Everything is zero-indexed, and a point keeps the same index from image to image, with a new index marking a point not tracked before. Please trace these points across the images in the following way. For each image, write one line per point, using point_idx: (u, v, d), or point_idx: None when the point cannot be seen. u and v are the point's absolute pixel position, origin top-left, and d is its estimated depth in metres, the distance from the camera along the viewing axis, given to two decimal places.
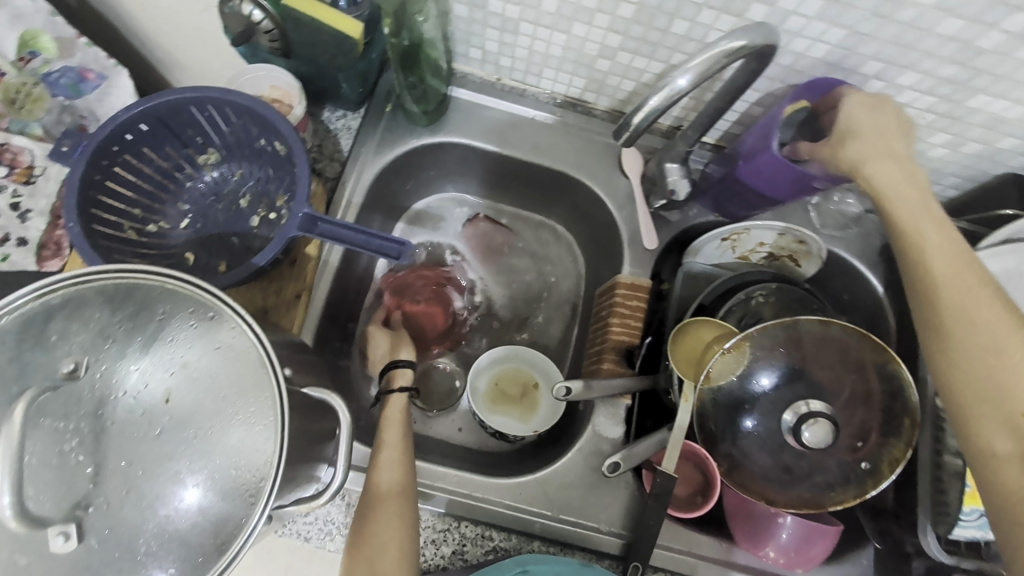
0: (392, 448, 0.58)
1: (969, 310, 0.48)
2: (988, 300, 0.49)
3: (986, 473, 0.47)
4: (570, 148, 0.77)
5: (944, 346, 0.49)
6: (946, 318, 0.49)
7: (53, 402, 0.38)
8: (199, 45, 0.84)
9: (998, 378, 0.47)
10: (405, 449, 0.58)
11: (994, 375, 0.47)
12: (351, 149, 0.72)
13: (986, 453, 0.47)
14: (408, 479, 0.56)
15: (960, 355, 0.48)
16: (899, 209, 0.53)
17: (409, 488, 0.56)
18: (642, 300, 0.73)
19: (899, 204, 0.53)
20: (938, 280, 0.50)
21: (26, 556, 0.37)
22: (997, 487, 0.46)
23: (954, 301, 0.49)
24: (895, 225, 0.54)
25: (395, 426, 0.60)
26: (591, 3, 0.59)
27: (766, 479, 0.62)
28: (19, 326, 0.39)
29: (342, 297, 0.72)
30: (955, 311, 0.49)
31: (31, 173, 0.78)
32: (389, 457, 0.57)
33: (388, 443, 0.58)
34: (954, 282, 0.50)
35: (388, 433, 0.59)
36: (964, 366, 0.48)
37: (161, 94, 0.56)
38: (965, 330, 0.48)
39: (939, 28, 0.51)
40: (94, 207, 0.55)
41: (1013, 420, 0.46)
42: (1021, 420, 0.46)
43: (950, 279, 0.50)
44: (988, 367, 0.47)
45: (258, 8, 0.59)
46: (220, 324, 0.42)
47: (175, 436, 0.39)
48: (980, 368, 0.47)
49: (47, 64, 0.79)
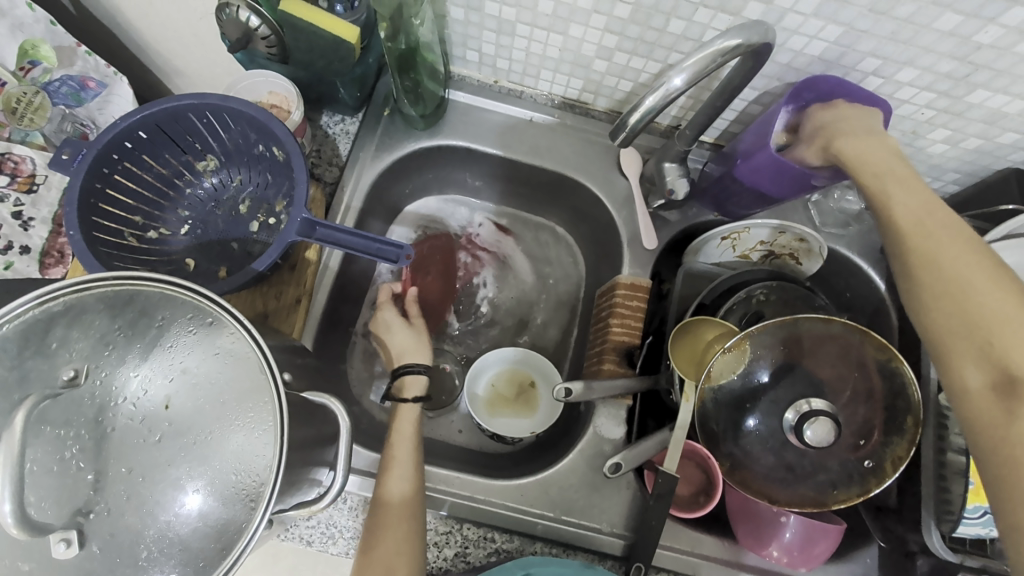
0: (401, 465, 0.58)
1: (934, 251, 0.46)
2: (956, 242, 0.47)
3: (967, 417, 0.43)
4: (568, 148, 0.77)
5: (912, 292, 0.47)
6: (912, 261, 0.47)
7: (54, 410, 0.38)
8: (198, 52, 0.85)
9: (969, 313, 0.44)
10: (415, 467, 0.59)
11: (963, 312, 0.44)
12: (350, 153, 0.72)
13: (966, 394, 0.43)
14: (417, 497, 0.57)
15: (925, 296, 0.46)
16: (868, 170, 0.52)
17: (417, 506, 0.56)
18: (642, 300, 0.73)
19: (862, 173, 0.53)
20: (902, 228, 0.49)
21: (29, 564, 0.37)
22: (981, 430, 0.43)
23: (919, 247, 0.47)
24: (862, 189, 0.53)
25: (406, 441, 0.60)
26: (587, 4, 0.59)
27: (769, 479, 0.62)
28: (18, 334, 0.39)
29: (342, 301, 0.72)
30: (920, 253, 0.47)
31: (33, 181, 0.79)
32: (399, 473, 0.57)
33: (398, 459, 0.59)
34: (916, 233, 0.48)
35: (397, 450, 0.59)
36: (929, 307, 0.46)
37: (159, 101, 0.56)
38: (926, 273, 0.46)
39: (938, 24, 0.51)
40: (94, 214, 0.56)
41: (990, 356, 0.42)
42: (997, 355, 0.42)
43: (919, 229, 0.48)
44: (956, 302, 0.44)
45: (255, 15, 0.58)
46: (219, 330, 0.42)
47: (175, 443, 0.39)
48: (947, 305, 0.45)
49: (48, 73, 0.79)
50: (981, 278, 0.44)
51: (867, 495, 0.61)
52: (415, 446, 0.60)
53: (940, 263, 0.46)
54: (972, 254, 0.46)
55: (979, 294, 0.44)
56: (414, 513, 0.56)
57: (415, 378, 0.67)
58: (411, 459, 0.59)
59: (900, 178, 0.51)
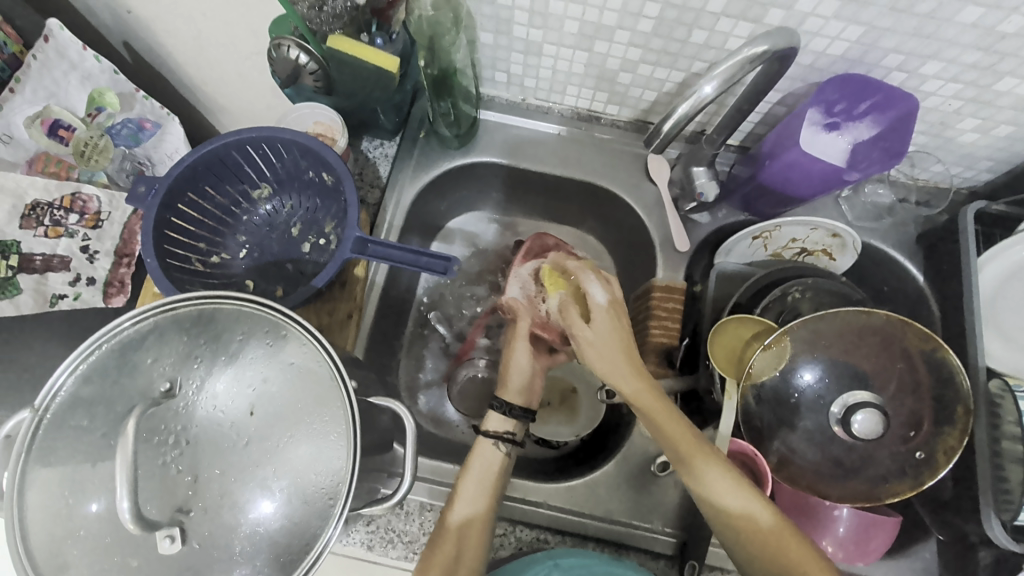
0: (465, 500, 0.57)
1: (749, 525, 0.51)
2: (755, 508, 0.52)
3: (734, 527, 0.52)
4: (597, 158, 0.80)
5: (750, 550, 0.51)
6: (744, 527, 0.52)
7: (158, 415, 0.43)
8: (243, 91, 0.91)
9: (756, 548, 0.51)
10: (478, 503, 0.57)
11: (765, 550, 0.51)
12: (390, 176, 0.76)
13: (719, 507, 0.53)
14: (477, 534, 0.55)
15: (745, 536, 0.52)
16: (675, 434, 0.56)
17: (478, 541, 0.55)
18: (677, 302, 0.76)
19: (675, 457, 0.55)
20: (730, 510, 0.52)
21: (137, 560, 0.41)
22: (754, 543, 0.51)
23: (731, 528, 0.52)
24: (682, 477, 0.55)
25: (474, 473, 0.59)
26: (611, 21, 0.62)
27: (817, 475, 0.63)
28: (117, 350, 0.44)
29: (388, 314, 0.76)
30: (741, 517, 0.52)
31: (99, 218, 0.85)
32: (460, 509, 0.56)
33: (464, 492, 0.57)
34: (737, 513, 0.52)
35: (464, 482, 0.58)
36: (749, 547, 0.51)
37: (218, 137, 0.61)
38: (747, 547, 0.51)
39: (959, 17, 0.52)
40: (167, 243, 0.60)
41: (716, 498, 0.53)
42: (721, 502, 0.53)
43: (731, 512, 0.52)
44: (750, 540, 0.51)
45: (304, 53, 0.64)
46: (291, 341, 0.45)
47: (259, 446, 0.43)
48: (751, 541, 0.51)
49: (111, 117, 0.86)
50: (758, 518, 0.51)
51: (922, 487, 0.61)
52: (481, 479, 0.59)
53: (748, 526, 0.51)
54: (765, 517, 0.52)
55: (754, 521, 0.51)
56: (472, 551, 0.54)
57: (500, 414, 0.63)
58: (475, 496, 0.57)
59: (697, 446, 0.55)
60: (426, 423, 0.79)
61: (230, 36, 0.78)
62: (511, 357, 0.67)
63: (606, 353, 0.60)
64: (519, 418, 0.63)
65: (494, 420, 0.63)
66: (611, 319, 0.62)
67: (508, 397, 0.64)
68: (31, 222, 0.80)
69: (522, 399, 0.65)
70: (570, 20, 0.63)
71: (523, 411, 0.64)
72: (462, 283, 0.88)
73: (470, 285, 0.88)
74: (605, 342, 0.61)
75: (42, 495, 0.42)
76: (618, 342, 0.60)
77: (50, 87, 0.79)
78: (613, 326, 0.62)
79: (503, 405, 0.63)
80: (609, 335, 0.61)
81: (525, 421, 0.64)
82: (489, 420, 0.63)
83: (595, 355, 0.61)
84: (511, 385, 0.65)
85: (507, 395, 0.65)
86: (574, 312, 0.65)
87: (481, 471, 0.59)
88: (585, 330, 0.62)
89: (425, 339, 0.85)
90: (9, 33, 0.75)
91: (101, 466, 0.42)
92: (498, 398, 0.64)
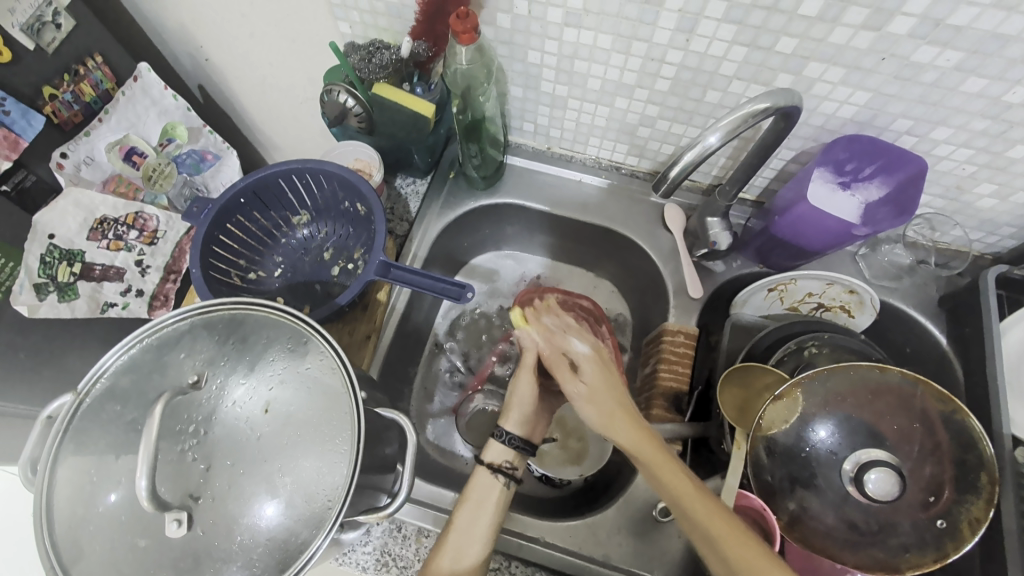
0: (458, 540, 0.55)
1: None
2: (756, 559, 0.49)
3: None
4: (616, 206, 0.84)
5: None
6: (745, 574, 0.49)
7: (183, 404, 0.46)
8: (295, 130, 1.01)
9: None
10: (466, 539, 0.55)
11: None
12: (419, 211, 0.82)
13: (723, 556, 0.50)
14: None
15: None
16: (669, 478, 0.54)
17: None
18: (688, 347, 0.77)
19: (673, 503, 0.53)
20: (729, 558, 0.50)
21: (145, 540, 0.44)
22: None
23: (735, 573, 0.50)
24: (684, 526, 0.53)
25: (470, 510, 0.57)
26: (630, 80, 0.67)
27: (831, 539, 0.59)
28: (157, 344, 0.49)
29: (406, 339, 0.79)
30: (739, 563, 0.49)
31: (155, 236, 0.93)
32: (453, 548, 0.54)
33: (454, 533, 0.56)
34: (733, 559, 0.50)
35: (456, 525, 0.56)
36: None
37: (269, 167, 0.68)
38: None
39: (963, 87, 0.54)
40: (211, 257, 0.66)
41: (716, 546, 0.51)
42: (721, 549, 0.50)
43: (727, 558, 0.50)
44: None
45: (351, 97, 0.70)
46: (312, 349, 0.49)
47: (269, 442, 0.46)
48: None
49: (179, 147, 0.96)
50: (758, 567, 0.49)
51: (945, 561, 0.57)
52: (471, 520, 0.56)
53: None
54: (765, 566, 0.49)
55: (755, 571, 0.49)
56: None
57: (498, 442, 0.61)
58: (471, 529, 0.56)
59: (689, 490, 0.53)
60: (431, 450, 0.81)
61: (291, 82, 0.88)
62: (516, 388, 0.64)
63: (609, 415, 0.57)
64: (520, 449, 0.61)
65: (493, 450, 0.60)
66: (600, 366, 0.61)
67: (511, 428, 0.62)
68: (98, 235, 0.87)
69: (523, 430, 0.63)
70: (593, 78, 0.69)
71: (524, 442, 0.61)
72: (482, 317, 0.91)
73: (487, 320, 0.91)
74: (599, 393, 0.59)
75: (71, 472, 0.45)
76: (610, 390, 0.59)
77: (132, 119, 0.89)
78: (604, 375, 0.60)
79: (506, 434, 0.61)
80: (599, 383, 0.60)
81: (525, 453, 0.61)
82: (489, 449, 0.60)
83: (589, 411, 0.58)
84: (513, 416, 0.63)
85: (508, 424, 0.62)
86: (562, 364, 0.61)
87: (477, 502, 0.58)
88: (574, 384, 0.60)
89: (439, 368, 0.87)
90: (105, 72, 0.82)
91: (124, 457, 0.46)
92: (501, 428, 0.62)
